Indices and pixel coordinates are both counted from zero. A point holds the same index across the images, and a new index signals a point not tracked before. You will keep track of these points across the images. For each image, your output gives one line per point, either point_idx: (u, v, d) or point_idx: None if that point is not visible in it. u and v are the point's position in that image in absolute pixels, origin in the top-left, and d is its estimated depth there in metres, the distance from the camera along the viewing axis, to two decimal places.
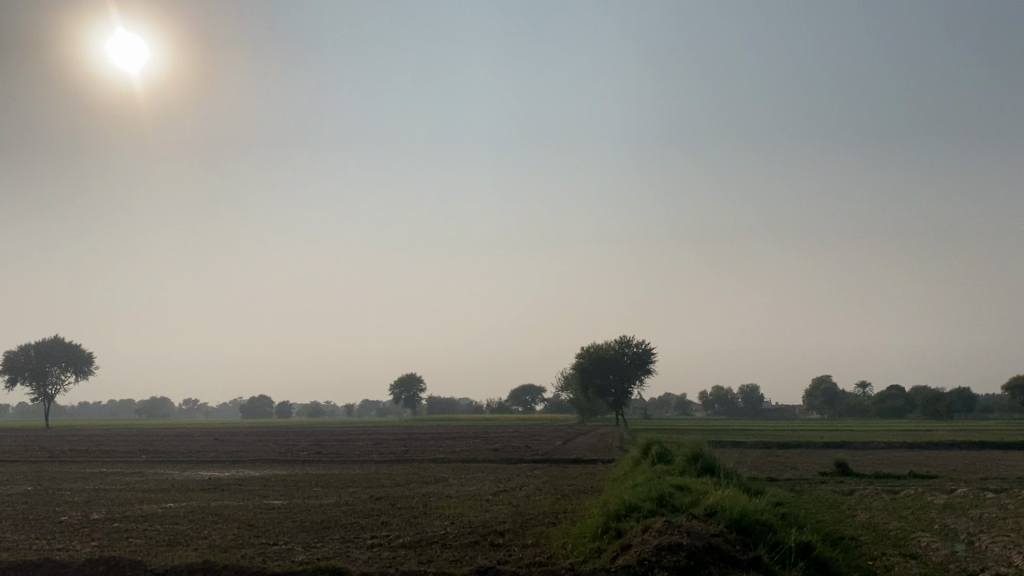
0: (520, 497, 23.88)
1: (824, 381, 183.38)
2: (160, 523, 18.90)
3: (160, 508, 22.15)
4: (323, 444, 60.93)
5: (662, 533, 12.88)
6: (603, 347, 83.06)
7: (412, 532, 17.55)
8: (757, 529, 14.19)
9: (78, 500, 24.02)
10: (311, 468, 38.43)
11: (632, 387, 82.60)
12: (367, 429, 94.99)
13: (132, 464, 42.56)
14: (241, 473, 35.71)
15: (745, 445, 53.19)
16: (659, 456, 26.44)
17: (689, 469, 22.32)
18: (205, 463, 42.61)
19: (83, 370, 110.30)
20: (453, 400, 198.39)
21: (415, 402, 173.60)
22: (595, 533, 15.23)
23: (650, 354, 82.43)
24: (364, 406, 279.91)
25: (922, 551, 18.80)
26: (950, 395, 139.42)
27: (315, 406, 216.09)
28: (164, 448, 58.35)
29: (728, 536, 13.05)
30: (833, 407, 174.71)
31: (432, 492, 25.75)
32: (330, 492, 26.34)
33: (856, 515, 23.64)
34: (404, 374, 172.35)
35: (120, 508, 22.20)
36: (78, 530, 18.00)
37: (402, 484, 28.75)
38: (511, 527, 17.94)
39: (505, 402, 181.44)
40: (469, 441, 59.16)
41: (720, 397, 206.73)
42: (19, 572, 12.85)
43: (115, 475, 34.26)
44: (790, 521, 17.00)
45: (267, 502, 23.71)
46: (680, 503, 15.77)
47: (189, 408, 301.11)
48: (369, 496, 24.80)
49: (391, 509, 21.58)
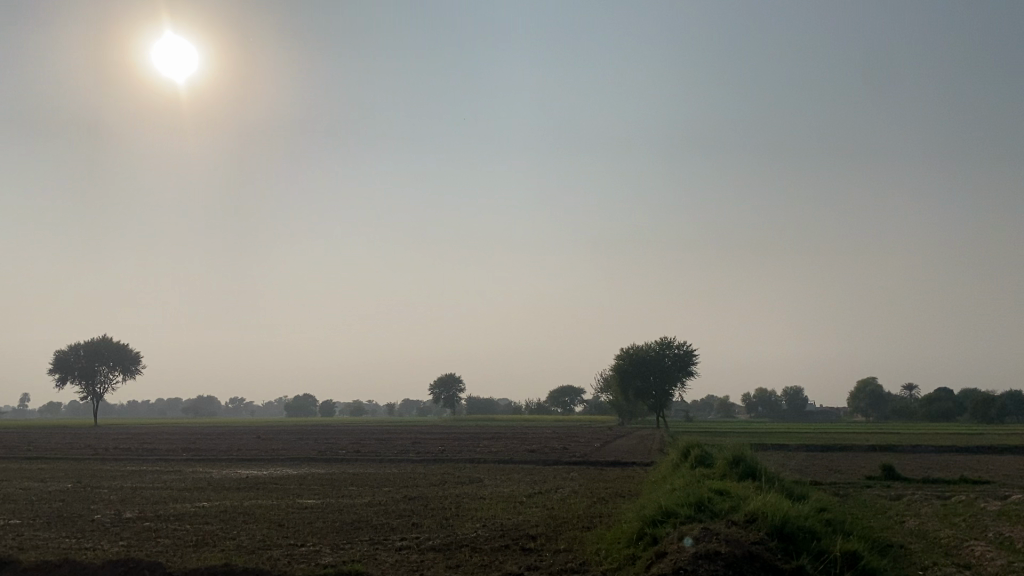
0: (556, 499, 23.35)
1: (870, 383, 179.78)
2: (190, 523, 18.77)
3: (192, 507, 22.06)
4: (360, 443, 60.92)
5: (700, 540, 12.28)
6: (643, 348, 82.08)
7: (443, 534, 17.20)
8: (800, 537, 13.54)
9: (114, 499, 24.06)
10: (347, 467, 38.35)
11: (674, 389, 81.49)
12: (406, 428, 94.90)
13: (173, 461, 42.91)
14: (279, 471, 35.74)
15: (789, 448, 52.24)
16: (699, 460, 25.71)
17: (730, 474, 21.62)
18: (245, 462, 42.83)
19: (130, 369, 111.89)
20: (493, 401, 198.26)
21: (454, 403, 173.69)
22: (630, 539, 14.71)
23: (692, 356, 81.26)
24: (405, 406, 281.28)
25: (976, 561, 17.95)
26: (1002, 397, 135.70)
27: (357, 406, 217.37)
28: (205, 446, 58.95)
29: (770, 544, 12.41)
30: (878, 410, 171.07)
31: (466, 493, 25.37)
32: (364, 491, 26.15)
33: (905, 522, 22.76)
34: (443, 374, 172.44)
35: (153, 506, 22.19)
36: (109, 528, 17.96)
37: (437, 484, 28.36)
38: (544, 530, 17.49)
39: (545, 404, 180.80)
40: (508, 442, 58.72)
41: (764, 399, 203.78)
42: (39, 572, 12.74)
43: (154, 473, 34.55)
44: (835, 528, 16.29)
45: (301, 501, 23.55)
46: (719, 508, 15.13)
47: (236, 406, 305.34)
48: (403, 497, 24.49)
49: (423, 510, 21.21)
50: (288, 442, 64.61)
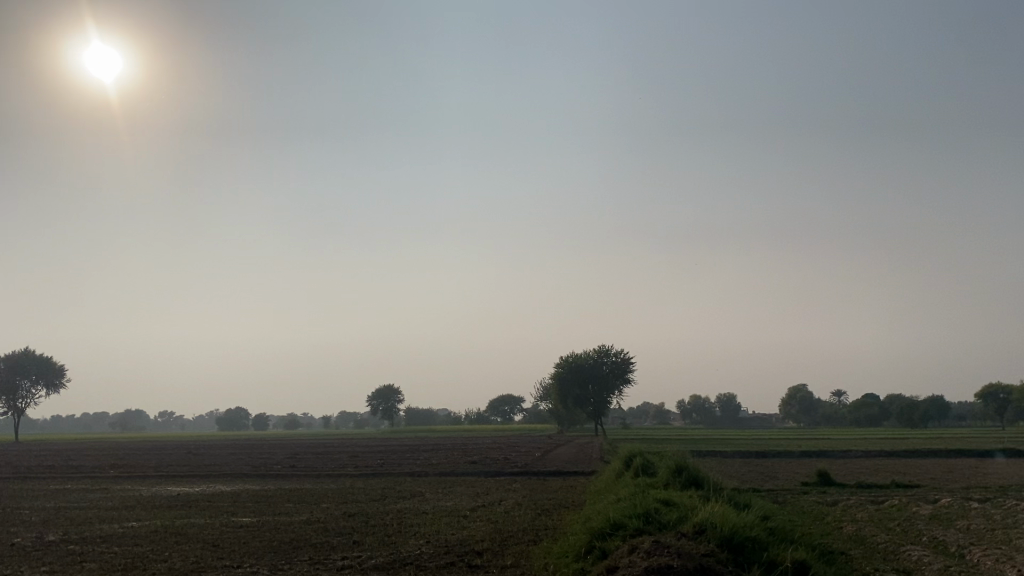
0: (499, 512, 23.08)
1: (801, 390, 183.25)
2: (118, 545, 17.87)
3: (121, 528, 21.06)
4: (297, 457, 59.81)
5: (651, 555, 12.10)
6: (581, 356, 82.42)
7: (385, 552, 16.72)
8: (749, 547, 13.50)
9: (36, 520, 22.97)
10: (284, 482, 37.37)
11: (612, 396, 82.03)
12: (342, 440, 93.25)
13: (100, 480, 41.19)
14: (212, 488, 34.59)
15: (726, 455, 52.91)
16: (642, 468, 25.70)
17: (673, 483, 21.61)
18: (176, 479, 41.40)
19: (54, 383, 107.91)
20: (432, 411, 196.88)
21: (393, 414, 171.81)
22: (578, 553, 14.51)
23: (629, 364, 81.97)
24: (342, 419, 277.47)
25: (915, 565, 18.21)
26: (925, 402, 139.68)
27: (292, 419, 213.35)
28: (133, 463, 56.97)
29: (720, 555, 12.33)
30: (809, 415, 175.23)
31: (408, 508, 24.90)
32: (302, 508, 25.45)
33: (842, 527, 23.06)
34: (381, 385, 170.61)
35: (78, 528, 21.12)
36: (30, 553, 16.97)
37: (378, 499, 27.79)
38: (490, 546, 17.13)
39: (484, 413, 180.22)
40: (448, 453, 58.17)
41: (699, 406, 206.50)
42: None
43: (79, 492, 33.09)
44: (780, 537, 16.34)
45: (236, 520, 22.71)
46: (666, 520, 15.02)
47: (166, 420, 297.23)
48: (342, 513, 23.87)
49: (364, 527, 20.67)
50: (222, 457, 63.03)
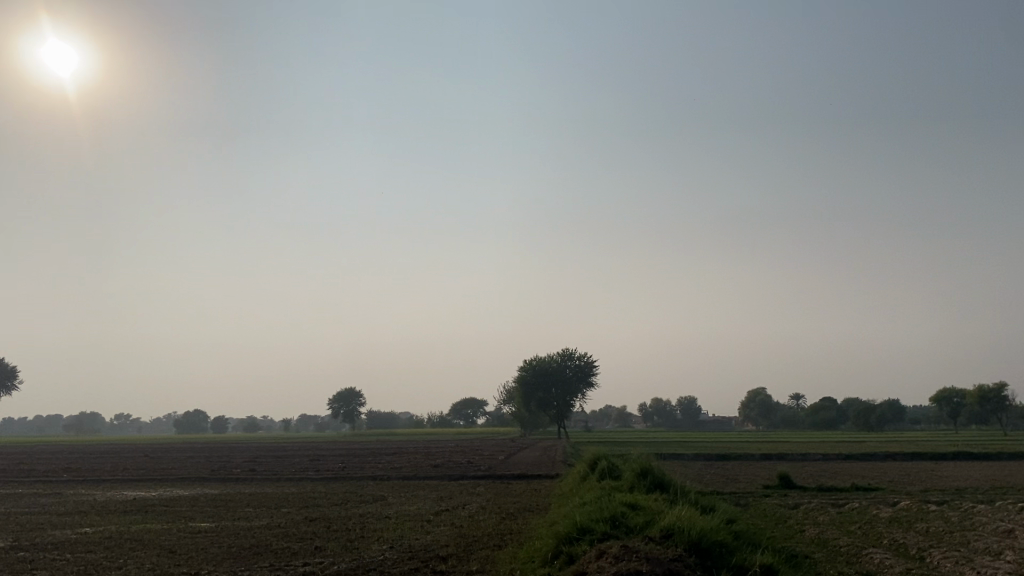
0: (463, 517, 22.87)
1: (760, 393, 185.15)
2: (71, 552, 17.30)
3: (74, 534, 20.44)
4: (257, 460, 58.99)
5: (620, 560, 11.97)
6: (545, 359, 82.45)
7: (348, 557, 16.40)
8: (717, 552, 13.46)
9: None
10: (244, 487, 36.72)
11: (574, 399, 82.19)
12: (302, 444, 92.19)
13: (52, 484, 40.09)
14: (169, 493, 33.83)
15: (688, 458, 53.20)
16: (607, 471, 25.63)
17: (638, 486, 21.57)
18: (132, 483, 40.43)
19: (5, 385, 105.15)
20: (394, 414, 195.67)
21: (354, 417, 170.32)
22: (545, 558, 14.39)
23: (592, 367, 82.15)
24: (302, 422, 274.76)
25: (877, 569, 18.33)
26: (880, 406, 141.90)
27: (252, 422, 210.46)
28: (87, 466, 55.69)
29: (688, 560, 12.25)
30: (768, 418, 177.42)
31: (370, 512, 24.60)
32: (261, 513, 24.95)
33: (804, 531, 23.19)
34: (342, 388, 169.15)
35: (28, 535, 20.46)
36: None
37: (340, 503, 27.41)
38: (455, 551, 16.91)
39: (446, 416, 179.53)
40: (410, 458, 57.78)
41: (660, 409, 207.71)
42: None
43: (30, 497, 32.19)
44: (745, 540, 16.36)
45: (194, 525, 22.20)
46: (634, 524, 14.92)
47: (122, 422, 292.02)
48: (304, 518, 23.49)
49: (326, 532, 20.31)
50: (179, 460, 61.99)
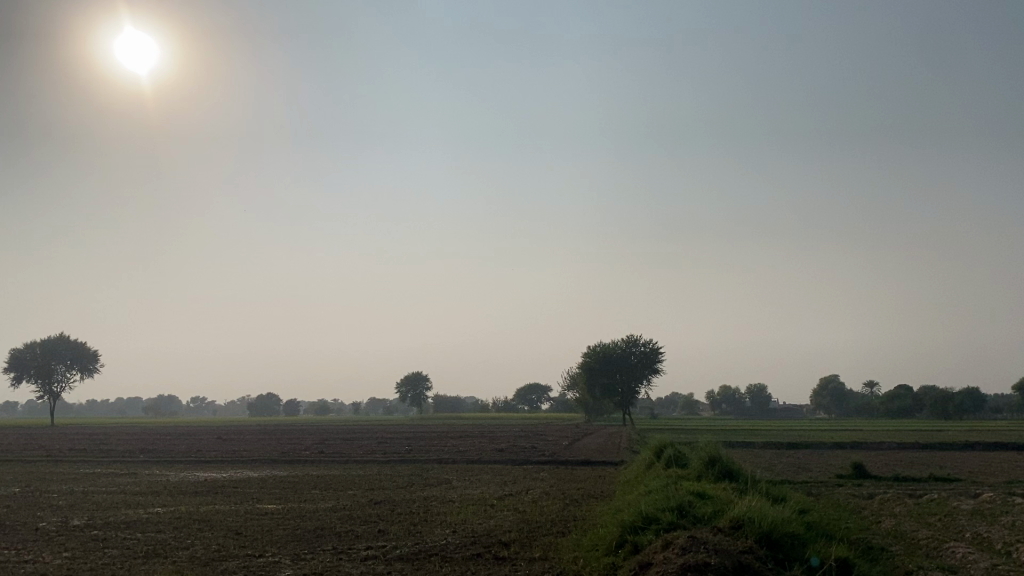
0: (527, 502, 22.66)
1: (832, 381, 180.87)
2: (141, 532, 17.64)
3: (146, 514, 20.87)
4: (326, 442, 60.02)
5: (686, 551, 11.54)
6: (610, 345, 81.73)
7: (411, 541, 16.33)
8: (789, 544, 12.93)
9: (61, 505, 22.86)
10: (313, 469, 37.26)
11: (640, 386, 81.27)
12: (371, 428, 93.38)
13: (130, 464, 41.31)
14: (239, 474, 34.51)
15: (757, 445, 52.08)
16: (674, 459, 25.09)
17: (706, 475, 20.99)
18: (206, 464, 41.44)
19: (89, 368, 109.32)
20: (460, 399, 197.15)
21: (421, 401, 172.18)
22: (609, 547, 14.06)
23: (658, 354, 81.12)
24: (371, 405, 279.32)
25: (959, 564, 17.45)
26: (959, 394, 137.04)
27: (322, 405, 214.78)
28: (164, 447, 57.45)
29: (759, 552, 11.74)
30: (841, 406, 173.24)
31: (435, 496, 24.57)
32: (328, 495, 25.18)
33: (880, 522, 22.31)
34: (410, 372, 171.03)
35: (103, 514, 20.95)
36: (54, 538, 16.78)
37: (405, 486, 27.50)
38: (518, 537, 16.66)
39: (512, 402, 180.15)
40: (476, 441, 57.90)
41: (729, 397, 204.51)
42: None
43: (109, 476, 33.17)
44: (818, 532, 15.72)
45: (262, 506, 22.48)
46: (702, 514, 14.46)
47: (199, 404, 301.40)
48: (369, 500, 23.60)
49: (391, 516, 20.29)
50: (250, 442, 63.52)
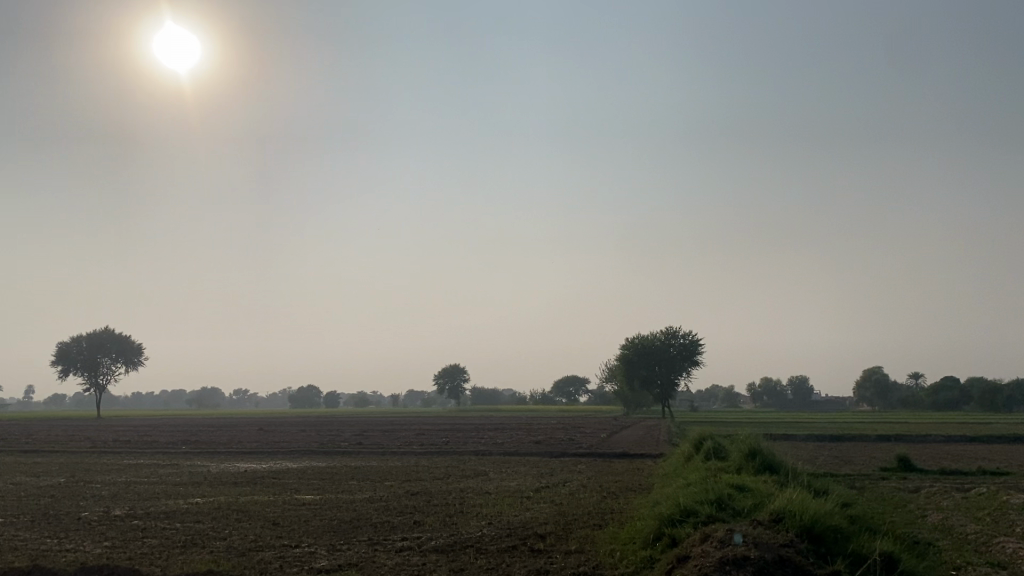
0: (564, 494, 22.52)
1: (876, 372, 177.95)
2: (181, 522, 17.80)
3: (185, 504, 21.07)
4: (365, 434, 60.39)
5: (725, 545, 11.28)
6: (648, 338, 81.08)
7: (446, 533, 16.24)
8: (831, 538, 12.61)
9: (103, 494, 23.20)
10: (350, 460, 37.45)
11: (679, 378, 80.51)
12: (408, 419, 93.76)
13: (172, 456, 41.89)
14: (278, 465, 34.81)
15: (799, 438, 51.28)
16: (713, 452, 24.73)
17: (746, 468, 20.62)
18: (246, 455, 41.88)
19: (134, 361, 111.30)
20: (497, 391, 197.48)
21: (459, 393, 172.74)
22: (646, 540, 13.83)
23: (698, 346, 80.31)
24: (410, 398, 281.19)
25: (1010, 559, 16.92)
26: (1009, 386, 133.86)
27: (361, 397, 216.61)
28: (207, 438, 58.29)
29: (801, 546, 11.43)
30: (885, 398, 170.32)
31: (471, 488, 24.54)
32: (365, 486, 25.27)
33: (926, 516, 21.77)
34: (448, 365, 171.64)
35: (143, 504, 21.21)
36: (95, 528, 17.00)
37: (442, 478, 27.51)
38: (554, 529, 16.48)
39: (549, 394, 180.00)
40: (513, 433, 57.81)
41: (770, 389, 202.14)
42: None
43: (151, 467, 33.67)
44: (861, 525, 15.34)
45: (300, 497, 22.63)
46: (742, 507, 14.16)
47: (242, 396, 306.02)
48: (406, 491, 23.65)
49: (426, 507, 20.29)
50: (291, 434, 64.16)
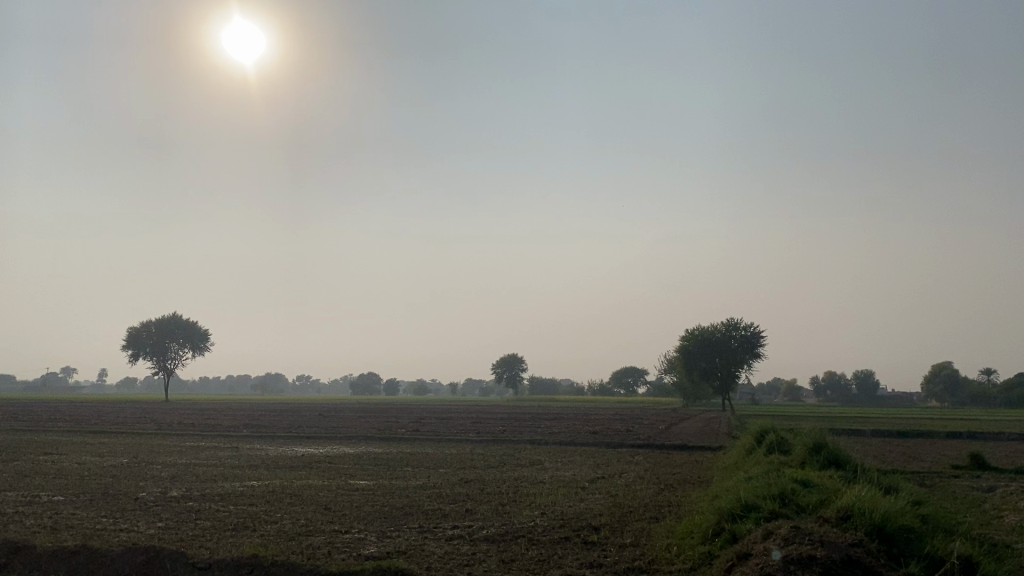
0: (620, 485, 22.05)
1: (946, 367, 172.36)
2: (235, 504, 17.83)
3: (241, 487, 21.18)
4: (422, 422, 60.55)
5: (789, 542, 10.68)
6: (709, 329, 79.66)
7: (498, 522, 15.91)
8: (904, 539, 11.88)
9: (163, 476, 23.53)
10: (405, 447, 37.46)
11: (741, 371, 79.05)
12: (466, 408, 93.99)
13: (232, 439, 42.53)
14: (334, 450, 34.94)
15: (864, 433, 49.72)
16: (775, 446, 23.93)
17: (810, 462, 19.86)
18: (304, 440, 42.28)
19: (200, 346, 113.88)
20: (555, 381, 196.91)
21: (517, 383, 172.74)
22: (705, 535, 13.29)
23: (760, 338, 78.64)
24: (468, 386, 282.62)
25: None
26: None
27: (420, 385, 218.18)
28: (267, 423, 59.24)
29: (871, 546, 10.77)
30: (954, 395, 164.80)
31: (525, 477, 24.22)
32: (419, 473, 25.16)
33: (1003, 517, 20.66)
34: (506, 353, 171.79)
35: (200, 486, 21.36)
36: (150, 508, 17.15)
37: (496, 466, 27.28)
38: (608, 521, 16.00)
39: (607, 385, 178.95)
40: (570, 423, 57.24)
41: (834, 382, 197.72)
42: (52, 560, 11.48)
43: (212, 450, 34.15)
44: (934, 525, 14.55)
45: (353, 482, 22.55)
46: (806, 502, 13.51)
47: (304, 382, 311.54)
48: (459, 479, 23.43)
49: (479, 495, 20.00)
50: (349, 419, 64.91)
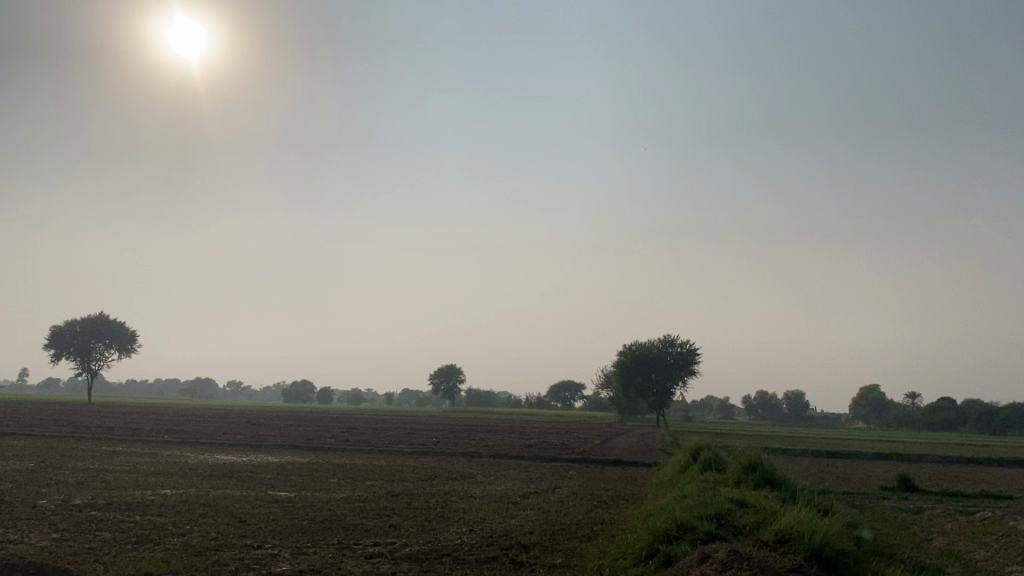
0: (552, 501, 21.42)
1: (872, 389, 176.71)
2: (142, 515, 16.59)
3: (151, 496, 19.85)
4: (355, 431, 59.03)
5: (727, 567, 10.14)
6: (645, 345, 79.97)
7: (423, 540, 15.08)
8: (842, 564, 11.47)
9: (68, 482, 21.95)
10: (335, 457, 36.22)
11: (675, 387, 79.48)
12: (402, 418, 92.30)
13: (151, 444, 40.61)
14: (260, 459, 33.48)
15: (796, 453, 50.02)
16: (710, 463, 23.55)
17: (745, 481, 19.53)
18: (228, 448, 40.59)
19: (127, 348, 109.85)
20: (492, 394, 196.03)
21: (454, 394, 171.22)
22: (639, 557, 12.74)
23: (695, 355, 79.16)
24: (404, 396, 280.19)
25: None
26: (1005, 408, 132.09)
27: (354, 394, 215.20)
28: (192, 428, 57.05)
29: (809, 571, 10.32)
30: (880, 417, 168.73)
31: (455, 491, 23.36)
32: (344, 485, 24.08)
33: (931, 540, 20.54)
34: (444, 365, 170.44)
35: (107, 493, 19.99)
36: (46, 517, 15.81)
37: (427, 479, 26.40)
38: (538, 540, 15.35)
39: (543, 398, 178.73)
40: (506, 436, 56.37)
41: (765, 401, 200.91)
42: None
43: (128, 455, 32.40)
44: (868, 547, 14.22)
45: (273, 493, 21.45)
46: (743, 524, 13.04)
47: (235, 388, 304.75)
48: (386, 492, 22.44)
49: (405, 510, 19.08)
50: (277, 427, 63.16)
